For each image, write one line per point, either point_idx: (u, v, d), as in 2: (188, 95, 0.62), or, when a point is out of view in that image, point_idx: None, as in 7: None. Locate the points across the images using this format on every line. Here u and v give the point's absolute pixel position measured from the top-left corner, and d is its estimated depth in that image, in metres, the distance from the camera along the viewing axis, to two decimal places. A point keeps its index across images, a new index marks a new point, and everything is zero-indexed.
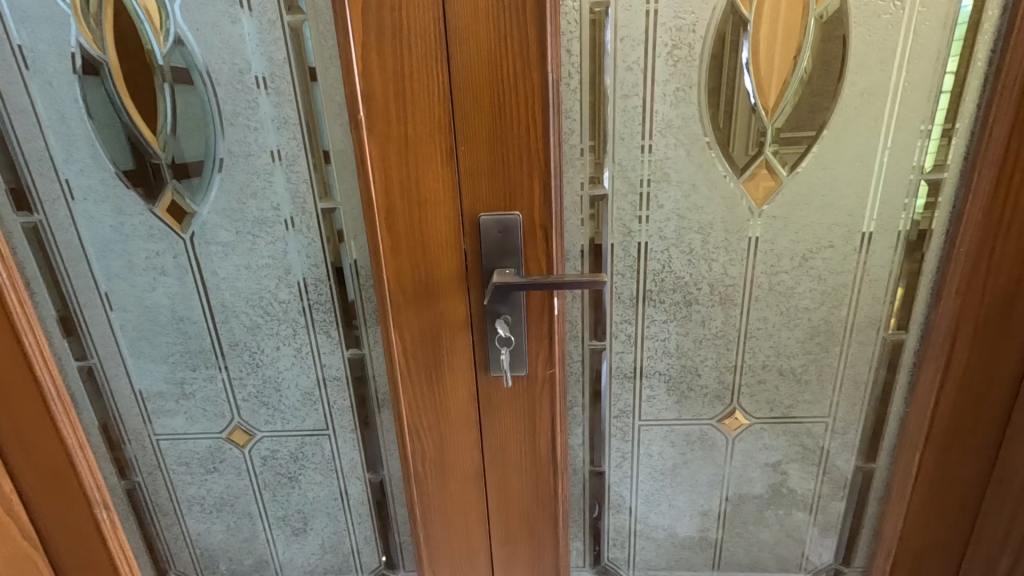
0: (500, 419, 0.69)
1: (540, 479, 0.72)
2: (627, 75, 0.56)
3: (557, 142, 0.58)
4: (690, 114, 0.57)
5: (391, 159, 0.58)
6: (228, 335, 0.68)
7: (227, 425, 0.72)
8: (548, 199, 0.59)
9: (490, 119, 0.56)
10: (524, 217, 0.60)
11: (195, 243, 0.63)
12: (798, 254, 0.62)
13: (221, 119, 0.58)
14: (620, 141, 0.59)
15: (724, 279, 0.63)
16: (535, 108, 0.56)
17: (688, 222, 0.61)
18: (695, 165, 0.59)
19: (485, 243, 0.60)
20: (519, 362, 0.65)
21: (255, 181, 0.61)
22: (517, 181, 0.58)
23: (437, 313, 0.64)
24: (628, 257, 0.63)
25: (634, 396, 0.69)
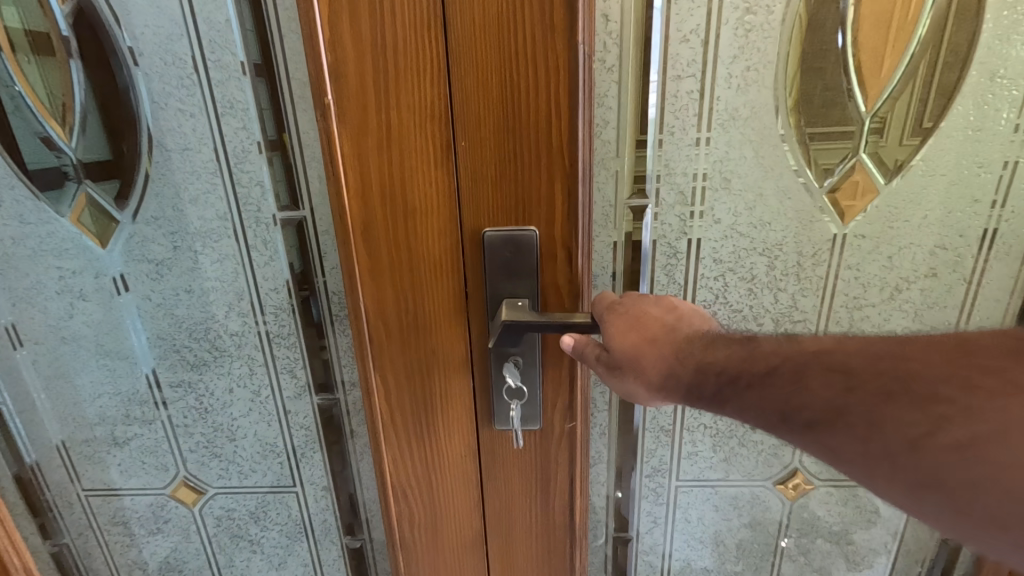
0: (506, 482, 0.56)
1: (553, 551, 0.59)
2: (683, 48, 0.43)
3: (587, 137, 0.44)
4: (762, 103, 0.45)
5: (369, 157, 0.44)
6: (167, 374, 0.55)
7: (171, 479, 0.59)
8: (572, 211, 0.46)
9: (500, 106, 0.43)
10: (540, 234, 0.46)
11: (122, 261, 0.50)
12: (890, 284, 0.49)
13: (146, 102, 0.44)
14: (669, 136, 0.46)
15: (793, 313, 0.51)
16: (560, 92, 0.42)
17: (750, 242, 0.49)
18: (763, 171, 0.47)
19: (491, 266, 0.47)
20: (532, 414, 0.52)
21: (194, 183, 0.47)
22: (533, 187, 0.45)
23: (430, 352, 0.50)
24: (672, 285, 0.51)
25: (672, 451, 0.57)
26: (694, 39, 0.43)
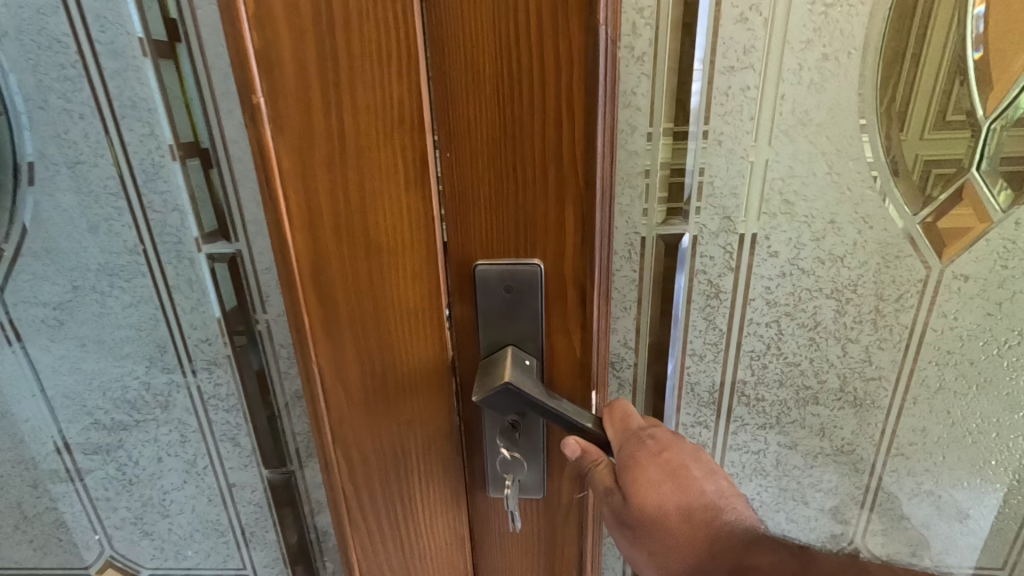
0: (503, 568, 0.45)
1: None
2: (739, 31, 0.33)
3: (609, 147, 0.33)
4: (842, 102, 0.35)
5: (317, 177, 0.32)
6: (78, 440, 0.44)
7: (95, 560, 0.49)
8: (591, 244, 0.34)
9: (496, 104, 0.31)
10: (546, 272, 0.35)
11: (10, 302, 0.40)
12: (989, 334, 0.41)
13: (19, 99, 0.34)
14: (715, 143, 0.36)
15: (862, 368, 0.42)
16: (576, 85, 0.31)
17: (814, 283, 0.40)
18: (837, 192, 0.37)
19: (484, 309, 0.36)
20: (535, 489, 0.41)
21: (93, 206, 0.36)
22: (538, 213, 0.34)
23: (405, 422, 0.39)
24: (710, 333, 0.41)
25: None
26: (756, 20, 0.33)
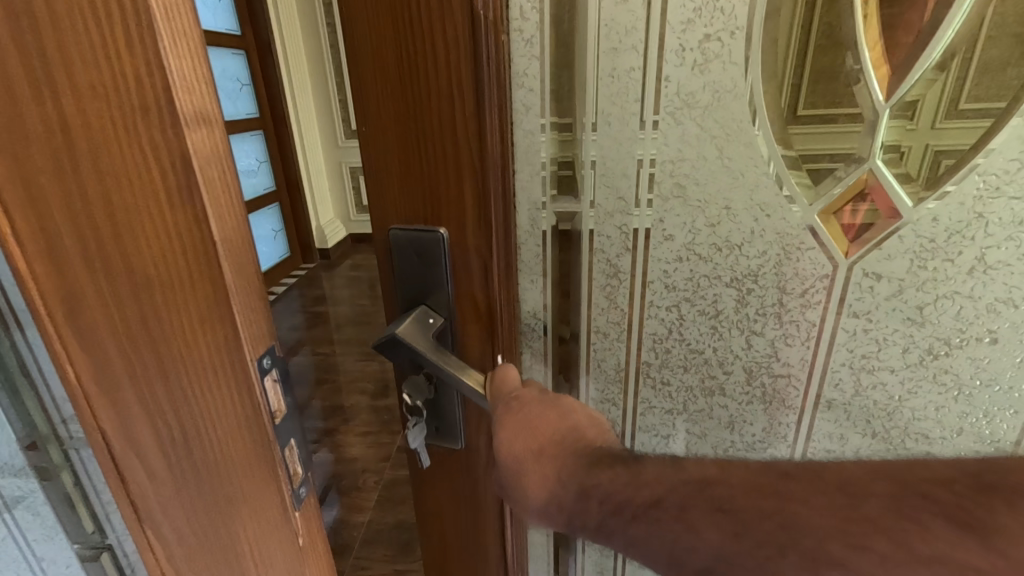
0: (434, 506, 0.52)
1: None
2: (621, 12, 0.37)
3: (497, 125, 0.38)
4: (727, 83, 0.37)
5: (47, 186, 0.27)
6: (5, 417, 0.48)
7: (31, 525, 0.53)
8: (487, 217, 0.40)
9: (397, 88, 0.37)
10: (450, 236, 0.41)
11: None
12: (910, 343, 0.40)
13: None
14: (604, 124, 0.40)
15: (766, 362, 0.44)
16: (456, 61, 0.35)
17: (712, 270, 0.42)
18: (728, 176, 0.39)
19: (399, 268, 0.43)
20: (451, 435, 0.47)
21: None
22: (441, 189, 0.39)
23: (217, 488, 0.33)
24: (613, 310, 0.46)
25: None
26: (634, 0, 0.36)
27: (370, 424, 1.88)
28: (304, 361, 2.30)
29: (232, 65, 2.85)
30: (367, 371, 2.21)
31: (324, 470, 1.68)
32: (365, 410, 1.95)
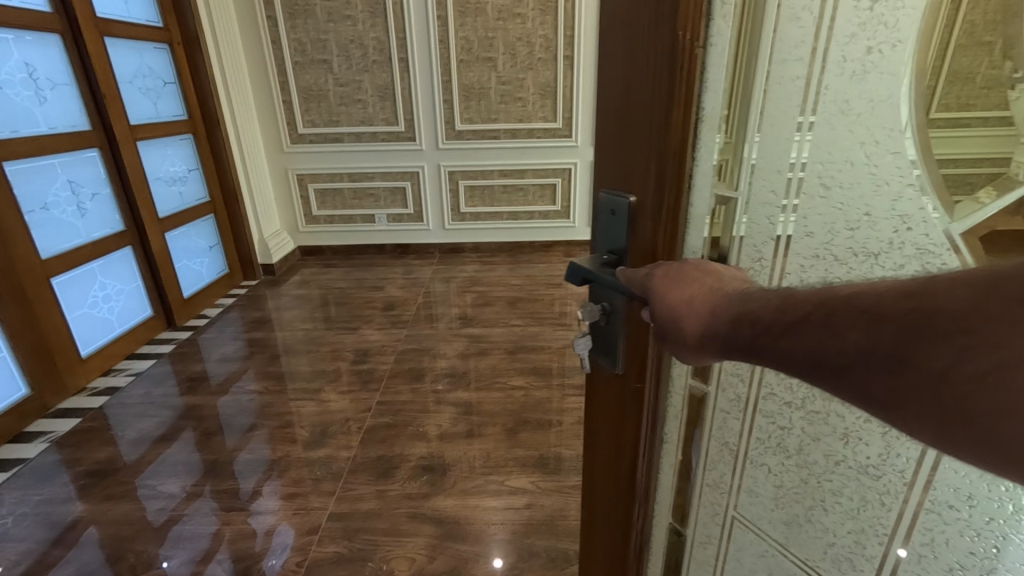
0: (592, 422, 0.61)
1: (618, 505, 0.61)
2: (793, 27, 0.40)
3: (681, 122, 0.41)
4: (885, 89, 0.37)
5: None
6: None
7: None
8: (662, 197, 0.44)
9: (621, 79, 0.44)
10: (637, 201, 0.45)
11: None
12: None
13: None
14: (766, 126, 0.43)
15: None
16: (657, 57, 0.40)
17: (847, 273, 0.43)
18: (872, 184, 0.39)
19: (599, 219, 0.50)
20: (612, 360, 0.53)
21: None
22: (638, 172, 0.45)
23: None
24: None
25: (737, 467, 0.57)
26: (805, 17, 0.39)
27: (299, 484, 1.68)
28: (235, 402, 2.12)
29: (157, 62, 2.73)
30: (304, 414, 2.02)
31: (244, 545, 1.47)
32: (297, 464, 1.76)
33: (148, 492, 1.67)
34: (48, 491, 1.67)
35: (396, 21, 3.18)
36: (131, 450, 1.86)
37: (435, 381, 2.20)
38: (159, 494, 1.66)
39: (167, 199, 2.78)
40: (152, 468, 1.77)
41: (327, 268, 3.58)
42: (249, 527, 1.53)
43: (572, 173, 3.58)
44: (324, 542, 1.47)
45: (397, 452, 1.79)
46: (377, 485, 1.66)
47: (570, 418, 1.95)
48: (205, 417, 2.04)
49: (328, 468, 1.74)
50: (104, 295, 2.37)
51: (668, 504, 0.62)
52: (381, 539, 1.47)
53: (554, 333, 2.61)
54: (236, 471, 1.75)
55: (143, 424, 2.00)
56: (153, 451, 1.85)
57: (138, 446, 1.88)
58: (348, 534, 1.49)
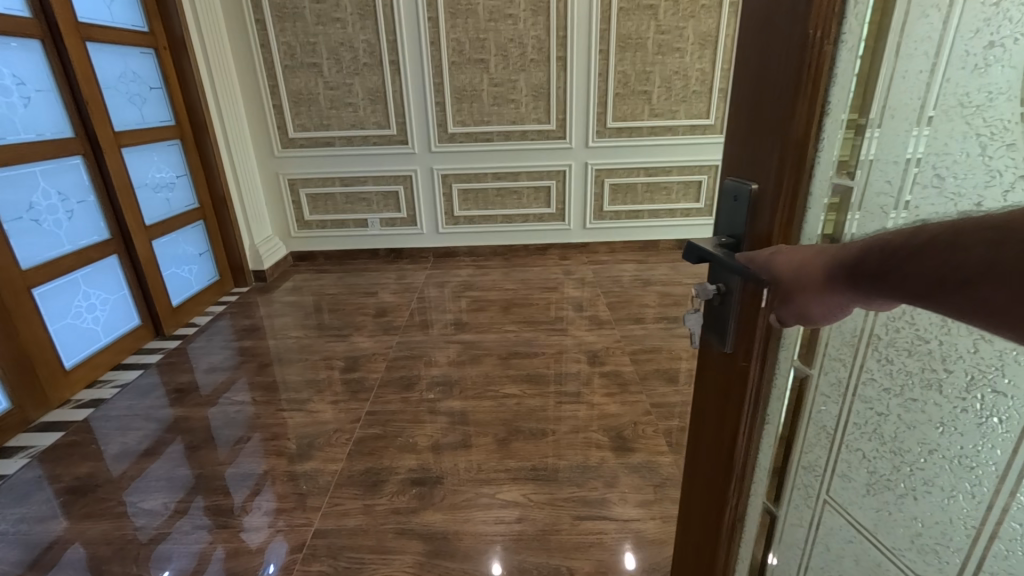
0: (702, 397, 0.63)
1: (717, 478, 0.62)
2: (922, 23, 0.40)
3: (806, 113, 0.43)
4: (1003, 86, 0.38)
5: None
6: None
7: None
8: (784, 185, 0.45)
9: (756, 70, 0.46)
10: (760, 188, 0.47)
11: None
12: None
13: None
14: (886, 119, 0.43)
15: (982, 369, 0.44)
16: (791, 51, 0.42)
17: None
18: (986, 174, 0.40)
19: (721, 207, 0.52)
20: (721, 338, 0.53)
21: None
22: (764, 160, 0.46)
23: None
24: None
25: (831, 451, 0.57)
26: (936, 13, 0.40)
27: (285, 499, 1.62)
28: (223, 414, 2.07)
29: (142, 67, 2.68)
30: (290, 425, 1.97)
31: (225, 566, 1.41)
32: (283, 479, 1.71)
33: (130, 510, 1.61)
34: (26, 510, 1.62)
35: (386, 24, 3.14)
36: (114, 465, 1.80)
37: (426, 390, 2.15)
38: (139, 511, 1.61)
39: (155, 207, 2.73)
40: (134, 484, 1.71)
41: (319, 274, 3.53)
42: (234, 546, 1.47)
43: (567, 174, 3.53)
44: (307, 561, 1.42)
45: (385, 464, 1.74)
46: (364, 500, 1.61)
47: (563, 427, 1.90)
48: (189, 429, 1.98)
49: (314, 483, 1.68)
50: (89, 305, 2.31)
51: (764, 483, 0.62)
52: (368, 556, 1.42)
53: (549, 338, 2.56)
54: (223, 485, 1.69)
55: (127, 438, 1.94)
56: (136, 466, 1.80)
57: (122, 461, 1.82)
58: (333, 553, 1.43)
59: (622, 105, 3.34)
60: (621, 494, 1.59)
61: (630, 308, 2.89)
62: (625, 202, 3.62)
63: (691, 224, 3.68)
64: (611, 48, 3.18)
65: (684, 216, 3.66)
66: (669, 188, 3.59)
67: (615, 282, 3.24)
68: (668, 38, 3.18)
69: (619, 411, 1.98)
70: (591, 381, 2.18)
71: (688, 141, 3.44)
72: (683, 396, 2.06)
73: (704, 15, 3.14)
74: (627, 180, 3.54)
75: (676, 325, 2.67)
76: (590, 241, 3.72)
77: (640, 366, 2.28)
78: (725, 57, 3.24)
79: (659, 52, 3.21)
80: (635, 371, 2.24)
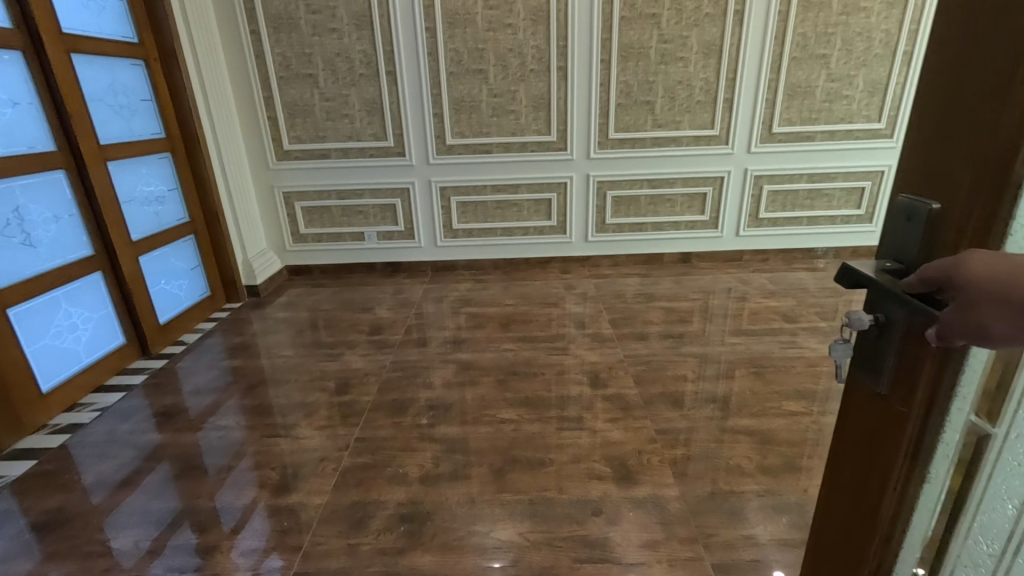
0: (843, 432, 0.53)
1: (856, 530, 0.52)
2: None
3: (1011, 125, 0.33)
4: None
5: None
6: None
7: None
8: (984, 205, 0.34)
9: (948, 64, 0.37)
10: (945, 209, 0.37)
11: None
12: None
13: None
14: None
15: None
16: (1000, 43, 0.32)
17: None
18: None
19: (889, 225, 0.42)
20: (873, 373, 0.46)
21: None
22: (952, 178, 0.36)
23: None
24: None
25: (1007, 532, 0.43)
26: None
27: (265, 537, 1.51)
28: (208, 440, 1.96)
29: (132, 79, 2.62)
30: (274, 453, 1.86)
31: None
32: (263, 513, 1.60)
33: (101, 548, 1.50)
34: None
35: (383, 34, 3.08)
36: (89, 497, 1.70)
37: (419, 415, 2.04)
38: (111, 549, 1.50)
39: (142, 221, 2.65)
40: (109, 518, 1.61)
41: (314, 289, 3.44)
42: None
43: (569, 187, 3.44)
44: None
45: (373, 498, 1.63)
46: (348, 538, 1.50)
47: (562, 456, 1.78)
48: (168, 457, 1.88)
49: (296, 519, 1.57)
50: (70, 324, 2.23)
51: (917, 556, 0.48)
52: None
53: (549, 357, 2.45)
54: (201, 521, 1.58)
55: (104, 466, 1.84)
56: (110, 498, 1.69)
57: (96, 492, 1.72)
58: None
59: (625, 115, 3.26)
60: (624, 533, 1.47)
61: (633, 325, 2.77)
62: (627, 214, 3.53)
63: (696, 237, 3.57)
64: (613, 58, 3.11)
65: (688, 228, 3.56)
66: (673, 200, 3.49)
67: (618, 298, 3.13)
68: (671, 46, 3.11)
69: (622, 438, 1.86)
70: (592, 405, 2.06)
71: (692, 152, 3.35)
72: (690, 422, 1.94)
73: (708, 23, 3.05)
74: (630, 192, 3.45)
75: (682, 343, 2.56)
76: (593, 254, 3.62)
77: (645, 388, 2.16)
78: (730, 67, 3.15)
79: (662, 61, 3.14)
80: (640, 394, 2.12)
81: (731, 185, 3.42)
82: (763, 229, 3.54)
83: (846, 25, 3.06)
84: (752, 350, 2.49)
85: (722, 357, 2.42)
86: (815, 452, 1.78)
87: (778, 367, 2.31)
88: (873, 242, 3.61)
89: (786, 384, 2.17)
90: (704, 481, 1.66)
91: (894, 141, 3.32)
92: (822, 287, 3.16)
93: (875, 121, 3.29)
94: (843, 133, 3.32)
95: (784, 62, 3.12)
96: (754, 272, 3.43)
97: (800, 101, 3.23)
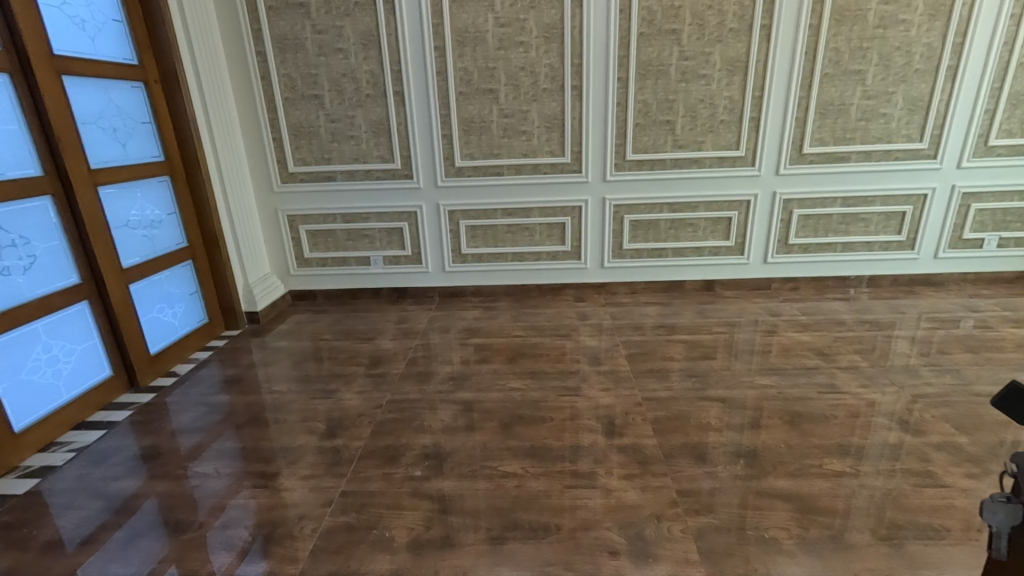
0: None
1: None
2: None
3: None
4: None
5: None
6: None
7: None
8: None
9: None
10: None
11: None
12: None
13: None
14: None
15: None
16: None
17: None
18: None
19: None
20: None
21: None
22: None
23: None
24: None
25: None
26: None
27: None
28: (184, 490, 1.80)
29: (130, 101, 2.54)
30: (251, 509, 1.69)
31: None
32: None
33: None
34: None
35: (391, 54, 2.97)
36: (47, 555, 1.55)
37: (412, 465, 1.85)
38: None
39: (135, 247, 2.54)
40: None
41: (316, 315, 3.30)
42: None
43: (584, 210, 3.26)
44: None
45: (353, 569, 1.44)
46: None
47: (570, 522, 1.57)
48: (137, 510, 1.72)
49: None
50: (49, 358, 2.11)
51: None
52: None
53: (560, 398, 2.24)
54: None
55: (70, 517, 1.69)
56: (70, 558, 1.54)
57: (56, 550, 1.57)
58: None
59: (643, 135, 3.07)
60: None
61: (652, 361, 2.55)
62: (647, 239, 3.32)
63: (720, 264, 3.35)
64: (630, 76, 2.94)
65: (712, 254, 3.34)
66: (695, 225, 3.28)
67: (636, 330, 2.91)
68: (692, 64, 2.93)
69: (638, 500, 1.64)
70: (606, 458, 1.84)
71: (716, 174, 3.13)
72: (717, 483, 1.70)
73: (732, 39, 2.87)
74: (649, 216, 3.25)
75: (706, 385, 2.32)
76: (609, 281, 3.41)
77: (665, 439, 1.94)
78: (756, 84, 2.95)
79: (683, 79, 2.96)
80: (659, 446, 1.90)
81: (757, 209, 3.20)
82: (793, 256, 3.30)
83: (883, 39, 2.84)
84: (786, 393, 2.23)
85: (751, 402, 2.17)
86: (866, 525, 1.53)
87: (816, 416, 2.06)
88: (915, 269, 3.32)
89: (826, 437, 1.92)
90: (735, 560, 1.42)
91: (937, 162, 3.06)
92: (860, 320, 2.89)
93: (916, 141, 3.04)
94: (880, 153, 3.07)
95: (815, 80, 2.91)
96: (784, 302, 3.18)
97: (833, 120, 3.01)
